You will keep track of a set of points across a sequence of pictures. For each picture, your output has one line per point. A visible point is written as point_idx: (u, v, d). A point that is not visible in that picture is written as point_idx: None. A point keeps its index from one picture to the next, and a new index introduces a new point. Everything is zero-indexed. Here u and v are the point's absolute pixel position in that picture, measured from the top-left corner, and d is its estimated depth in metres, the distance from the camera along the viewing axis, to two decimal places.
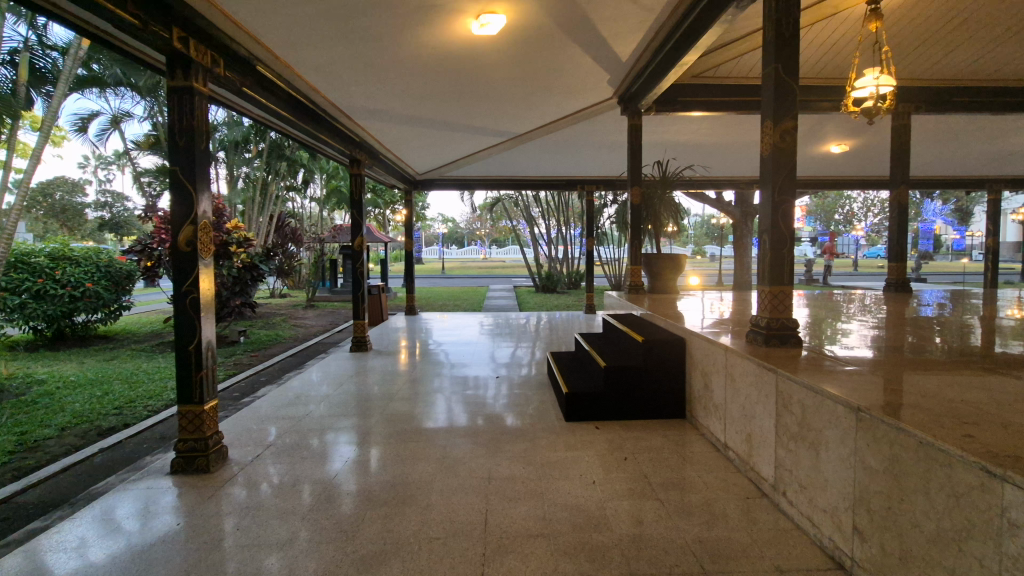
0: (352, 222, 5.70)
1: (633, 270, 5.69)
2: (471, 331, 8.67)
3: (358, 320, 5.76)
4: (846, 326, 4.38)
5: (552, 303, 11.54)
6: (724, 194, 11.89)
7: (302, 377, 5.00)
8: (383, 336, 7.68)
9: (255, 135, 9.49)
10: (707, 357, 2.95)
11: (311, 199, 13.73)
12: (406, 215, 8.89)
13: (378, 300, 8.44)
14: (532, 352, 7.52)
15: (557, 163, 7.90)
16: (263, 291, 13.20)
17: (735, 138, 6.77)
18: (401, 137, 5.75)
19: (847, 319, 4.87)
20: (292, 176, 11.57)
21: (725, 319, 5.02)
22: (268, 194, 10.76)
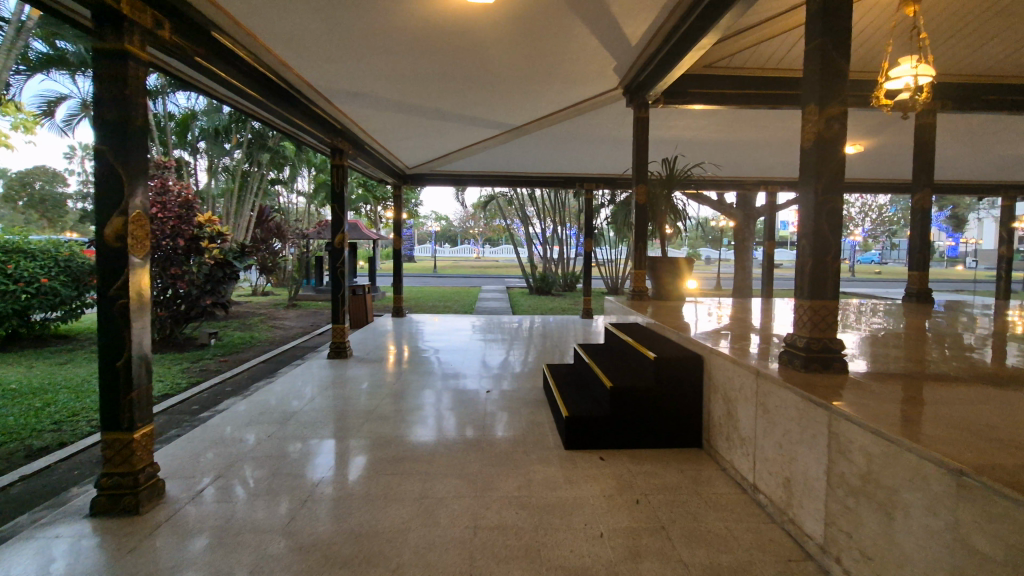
0: (333, 218, 5.23)
1: (637, 274, 5.28)
2: (463, 336, 8.18)
3: (337, 324, 5.29)
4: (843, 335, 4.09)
5: (547, 306, 11.12)
6: (726, 195, 11.53)
7: (271, 387, 4.53)
8: (368, 340, 7.18)
9: (238, 124, 9.00)
10: (733, 380, 2.54)
11: (299, 193, 13.23)
12: (396, 211, 8.43)
13: (363, 301, 7.94)
14: (525, 358, 7.06)
15: (555, 158, 7.47)
16: (246, 288, 12.68)
17: (745, 135, 6.38)
18: (388, 126, 5.30)
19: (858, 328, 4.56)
20: (278, 169, 11.06)
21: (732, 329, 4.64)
22: (251, 187, 10.26)
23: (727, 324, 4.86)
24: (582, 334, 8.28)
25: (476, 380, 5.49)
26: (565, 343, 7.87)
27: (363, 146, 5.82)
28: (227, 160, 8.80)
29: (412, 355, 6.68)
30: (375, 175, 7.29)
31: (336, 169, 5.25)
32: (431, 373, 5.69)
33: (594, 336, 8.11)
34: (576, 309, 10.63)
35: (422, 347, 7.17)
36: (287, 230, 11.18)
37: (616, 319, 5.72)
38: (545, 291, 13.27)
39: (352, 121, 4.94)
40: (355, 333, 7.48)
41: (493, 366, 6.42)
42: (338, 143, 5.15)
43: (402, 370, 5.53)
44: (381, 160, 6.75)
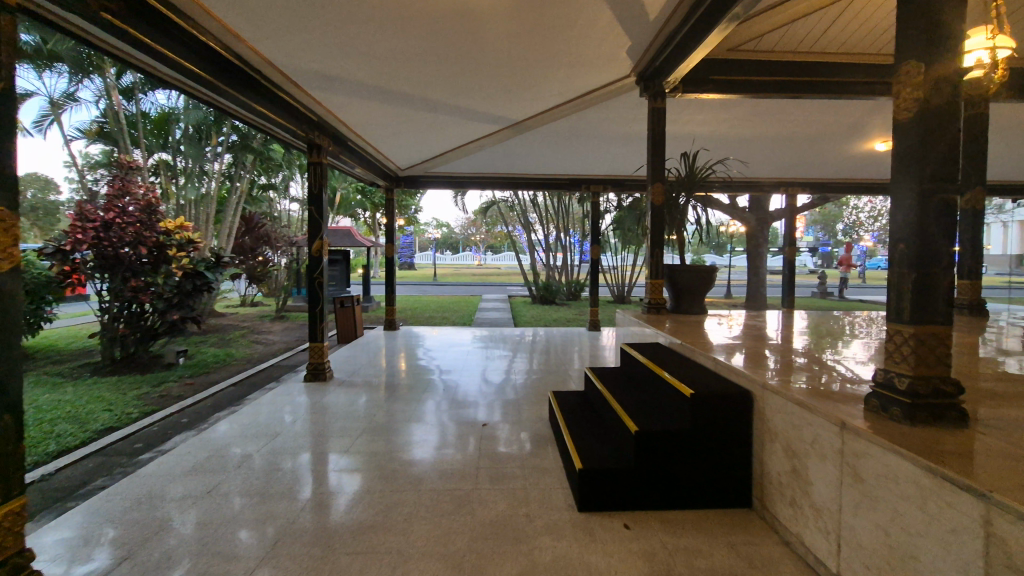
0: (310, 222, 4.66)
1: (653, 284, 4.72)
2: (463, 350, 7.50)
3: (314, 342, 4.70)
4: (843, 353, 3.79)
5: (550, 316, 10.49)
6: (737, 199, 10.91)
7: (235, 416, 3.93)
8: (355, 356, 6.52)
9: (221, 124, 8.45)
10: (796, 427, 1.94)
11: (292, 200, 12.68)
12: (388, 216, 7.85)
13: (350, 313, 7.24)
14: (529, 373, 6.44)
15: (559, 157, 6.90)
16: (236, 299, 12.11)
17: (769, 128, 5.79)
18: (372, 119, 4.73)
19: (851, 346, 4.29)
20: (267, 174, 10.53)
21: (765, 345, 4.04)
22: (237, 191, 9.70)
23: (757, 338, 4.26)
24: (594, 349, 7.55)
25: (474, 401, 4.86)
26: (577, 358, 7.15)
27: (346, 143, 5.28)
28: (211, 163, 8.29)
29: (403, 371, 6.01)
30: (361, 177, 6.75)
31: (313, 168, 4.69)
32: (423, 393, 5.02)
33: (606, 351, 7.39)
34: (582, 321, 10.00)
35: (416, 363, 6.50)
36: (277, 238, 10.63)
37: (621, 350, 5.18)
38: (549, 301, 12.63)
39: (329, 112, 4.40)
40: (341, 348, 6.83)
41: (496, 384, 5.72)
42: (315, 138, 4.61)
43: (389, 390, 4.87)
44: (367, 160, 6.22)
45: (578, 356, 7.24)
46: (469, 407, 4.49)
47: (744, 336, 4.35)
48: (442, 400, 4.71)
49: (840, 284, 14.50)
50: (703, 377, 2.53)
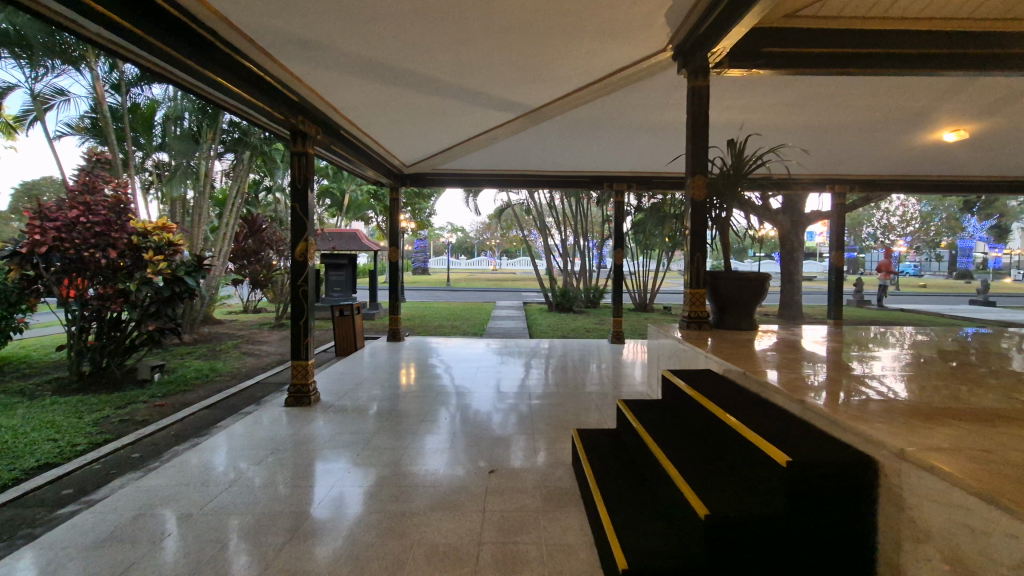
0: (293, 221, 4.04)
1: (694, 294, 4.02)
2: (476, 363, 6.81)
3: (298, 359, 4.07)
4: (904, 369, 3.23)
5: (567, 325, 9.78)
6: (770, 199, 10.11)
7: (202, 449, 3.32)
8: (354, 372, 5.86)
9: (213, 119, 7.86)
10: (972, 534, 1.23)
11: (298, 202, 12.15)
12: (392, 217, 7.23)
13: (350, 323, 6.62)
14: (548, 387, 5.77)
15: (579, 151, 6.22)
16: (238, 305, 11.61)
17: (822, 114, 5.05)
18: (368, 104, 4.12)
19: (908, 361, 3.71)
20: (270, 174, 10.00)
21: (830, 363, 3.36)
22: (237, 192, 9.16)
23: (823, 358, 3.50)
24: (623, 363, 6.77)
25: (487, 425, 4.20)
26: (606, 371, 6.38)
27: (340, 133, 4.69)
28: (208, 163, 7.79)
29: (408, 389, 5.33)
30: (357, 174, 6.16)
31: (296, 157, 4.07)
32: (429, 416, 4.34)
33: (638, 367, 6.60)
34: (602, 330, 9.27)
35: (422, 379, 5.81)
36: (279, 241, 10.10)
37: (654, 388, 4.41)
38: (566, 308, 11.88)
39: (315, 95, 3.80)
40: (340, 363, 6.17)
41: (515, 403, 5.01)
42: (300, 124, 4.01)
43: (389, 416, 4.19)
44: (366, 154, 5.64)
45: (604, 370, 6.48)
46: (482, 435, 3.84)
47: (805, 355, 3.61)
48: (451, 425, 4.07)
49: (879, 291, 13.52)
50: (795, 436, 1.82)
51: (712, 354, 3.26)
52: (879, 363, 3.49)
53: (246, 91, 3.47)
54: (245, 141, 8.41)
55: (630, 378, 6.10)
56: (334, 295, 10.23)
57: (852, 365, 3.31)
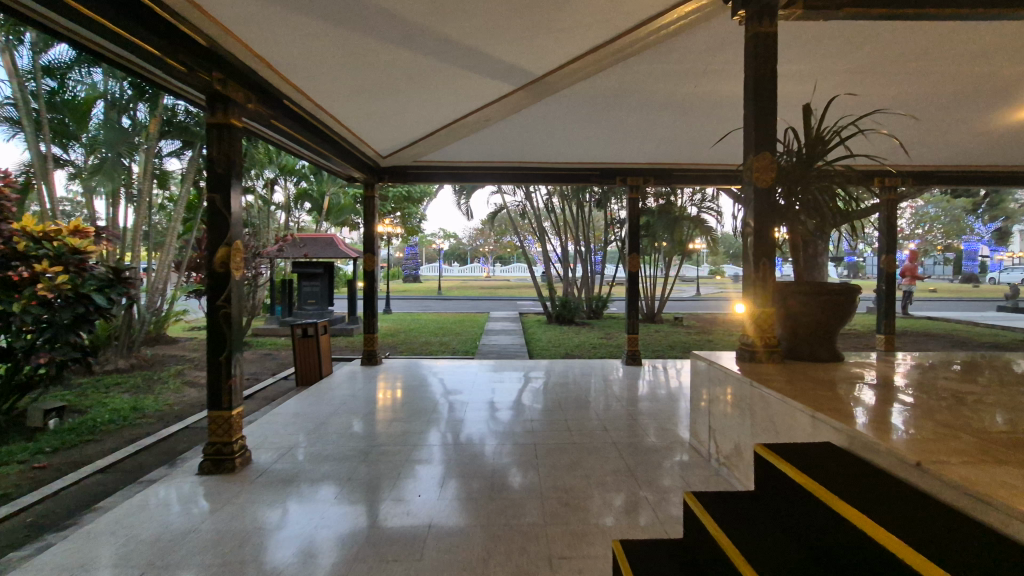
0: (209, 218, 2.92)
1: (757, 313, 2.97)
2: (468, 386, 5.75)
3: (217, 411, 2.92)
4: None
5: (570, 339, 8.70)
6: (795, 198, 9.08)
7: (74, 553, 2.23)
8: (318, 404, 4.75)
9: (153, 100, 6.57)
10: None
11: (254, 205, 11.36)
12: (367, 217, 6.14)
13: (315, 345, 5.48)
14: (565, 410, 4.73)
15: (590, 136, 5.17)
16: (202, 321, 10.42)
17: (897, 85, 4.03)
18: (314, 62, 3.04)
19: None
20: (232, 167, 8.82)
21: (980, 403, 2.30)
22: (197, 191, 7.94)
23: (956, 393, 2.45)
24: (646, 386, 5.63)
25: (493, 477, 3.14)
26: (628, 395, 5.26)
27: (285, 105, 3.59)
28: (148, 169, 6.63)
29: (390, 425, 4.27)
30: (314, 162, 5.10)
31: (216, 132, 2.94)
32: (419, 466, 3.31)
33: (664, 389, 5.50)
34: (611, 345, 8.18)
35: (401, 409, 4.74)
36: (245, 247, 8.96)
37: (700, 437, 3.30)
38: (567, 320, 10.76)
39: (243, 47, 2.70)
40: (300, 395, 5.03)
41: (521, 436, 3.91)
42: (222, 86, 2.90)
43: (353, 475, 3.11)
44: (327, 139, 4.56)
45: (623, 392, 5.36)
46: (489, 501, 2.79)
47: (922, 390, 2.57)
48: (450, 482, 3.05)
49: (905, 299, 12.49)
50: None
51: (803, 400, 2.19)
52: (975, 392, 2.56)
53: (137, 37, 2.38)
54: (191, 138, 7.28)
55: (658, 403, 4.99)
56: (308, 309, 9.15)
57: (1012, 405, 2.26)
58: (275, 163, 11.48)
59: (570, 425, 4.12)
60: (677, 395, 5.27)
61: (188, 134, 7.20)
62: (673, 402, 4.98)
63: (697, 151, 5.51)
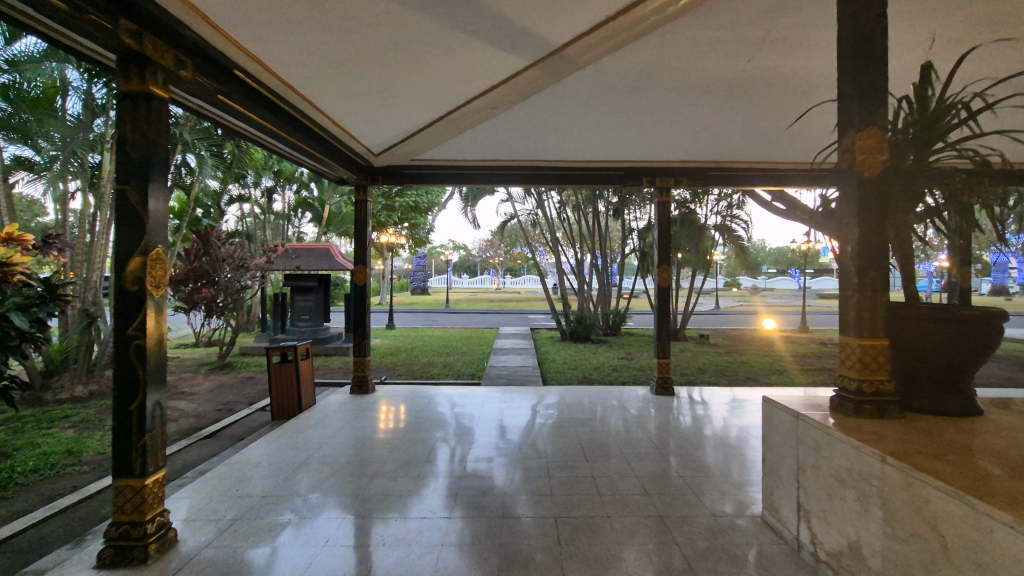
0: (118, 216, 2.17)
1: (864, 346, 2.14)
2: (470, 414, 4.95)
3: (123, 479, 2.14)
4: None
5: (587, 361, 7.84)
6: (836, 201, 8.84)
7: None
8: (294, 443, 3.97)
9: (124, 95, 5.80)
10: None
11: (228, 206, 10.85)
12: (359, 223, 5.38)
13: (293, 373, 4.68)
14: (590, 446, 3.90)
15: (615, 127, 4.40)
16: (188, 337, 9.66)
17: (1008, 60, 3.21)
18: (264, 15, 2.29)
19: None
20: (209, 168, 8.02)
21: None
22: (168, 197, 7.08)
23: None
24: (682, 421, 4.74)
25: (505, 557, 2.30)
26: (660, 432, 4.40)
27: (237, 76, 2.85)
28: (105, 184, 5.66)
29: (379, 468, 3.47)
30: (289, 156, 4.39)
31: (131, 102, 2.19)
32: (412, 536, 2.51)
33: (702, 424, 4.65)
34: (633, 368, 7.31)
35: (391, 445, 3.96)
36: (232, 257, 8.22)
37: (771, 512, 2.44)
38: (583, 338, 9.90)
39: None
40: (275, 431, 4.24)
41: (537, 483, 3.10)
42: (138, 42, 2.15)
43: (323, 553, 2.34)
44: (303, 126, 3.85)
45: (657, 429, 4.49)
46: None
47: None
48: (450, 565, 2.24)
49: None
50: None
51: (998, 501, 1.34)
52: None
53: None
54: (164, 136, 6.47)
55: (702, 441, 4.13)
56: (302, 325, 8.44)
57: None
58: (271, 168, 10.87)
59: (600, 472, 3.28)
60: (721, 432, 4.39)
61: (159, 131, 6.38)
62: (719, 441, 4.11)
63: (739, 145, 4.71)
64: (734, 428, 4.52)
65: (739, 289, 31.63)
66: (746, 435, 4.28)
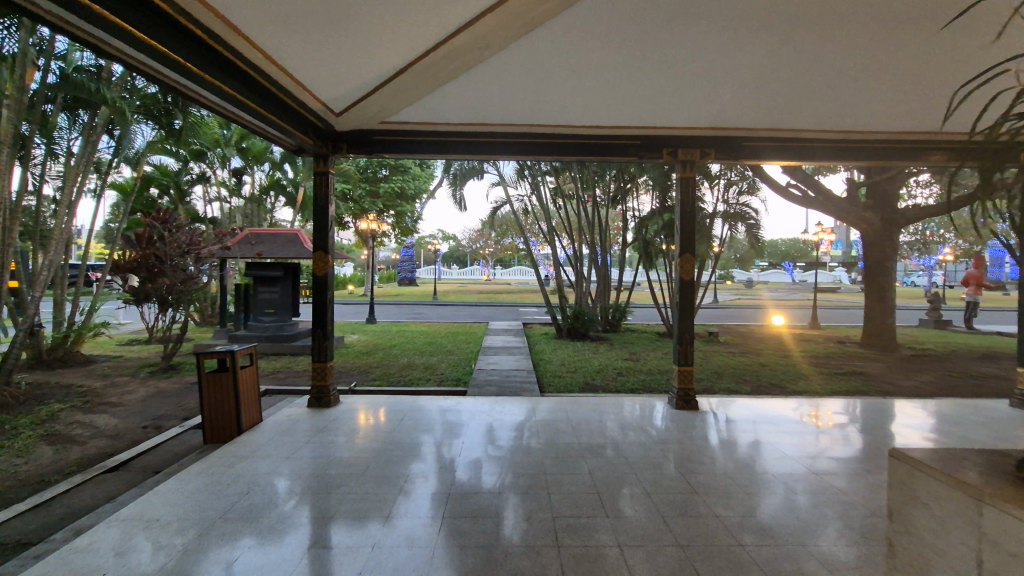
0: None
1: None
2: (451, 430, 4.02)
3: None
4: None
5: (588, 362, 6.96)
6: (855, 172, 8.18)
7: None
8: (225, 476, 3.05)
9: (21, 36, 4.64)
10: None
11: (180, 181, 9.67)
12: (317, 201, 4.41)
13: (230, 387, 3.71)
14: (610, 482, 3.01)
15: (638, 72, 3.50)
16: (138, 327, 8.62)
17: None
18: None
19: None
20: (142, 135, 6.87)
21: None
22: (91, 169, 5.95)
23: None
24: (712, 442, 3.83)
25: None
26: (690, 458, 3.48)
27: None
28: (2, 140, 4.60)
29: (332, 520, 2.57)
30: (195, 94, 3.41)
31: None
32: None
33: (738, 445, 3.79)
34: (640, 371, 6.44)
35: (346, 481, 3.02)
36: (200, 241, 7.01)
37: None
38: (581, 335, 9.03)
39: None
40: (202, 459, 3.26)
41: (546, 557, 2.21)
42: None
43: None
44: (206, 51, 2.93)
45: (684, 453, 3.57)
46: None
47: None
48: None
49: (966, 309, 10.76)
50: None
51: None
52: None
53: None
54: (85, 96, 5.35)
55: (746, 471, 3.27)
56: (265, 321, 7.49)
57: None
58: (233, 144, 9.79)
59: (629, 531, 2.41)
60: (766, 458, 3.55)
61: (78, 90, 5.26)
62: (768, 472, 3.26)
63: (785, 96, 3.83)
64: (779, 452, 3.67)
65: (734, 282, 31.04)
66: (797, 463, 3.43)
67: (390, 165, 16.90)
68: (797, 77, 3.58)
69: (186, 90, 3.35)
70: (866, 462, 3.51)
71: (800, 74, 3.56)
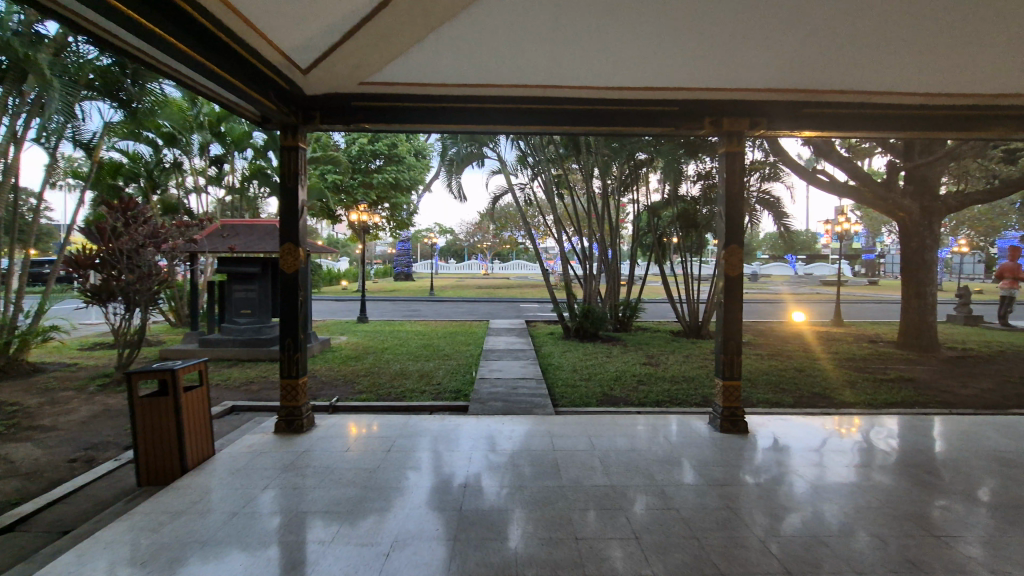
0: None
1: None
2: (449, 460, 3.20)
3: None
4: None
5: (602, 366, 6.22)
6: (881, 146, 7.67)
7: None
8: (152, 537, 2.30)
9: None
10: None
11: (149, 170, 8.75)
12: (285, 181, 3.63)
13: (166, 414, 2.92)
14: (664, 542, 2.27)
15: (686, 11, 2.73)
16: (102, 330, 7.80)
17: None
18: None
19: None
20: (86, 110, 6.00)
21: None
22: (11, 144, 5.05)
23: None
24: (780, 475, 3.02)
25: None
26: (760, 500, 2.70)
27: None
28: None
29: None
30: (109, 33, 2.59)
31: None
32: None
33: (811, 476, 3.03)
34: (663, 379, 5.69)
35: (314, 547, 2.24)
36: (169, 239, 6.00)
37: None
38: (591, 335, 8.28)
39: None
40: (123, 516, 2.47)
41: None
42: None
43: None
44: None
45: (752, 494, 2.76)
46: None
47: None
48: None
49: (1002, 305, 10.00)
50: None
51: None
52: None
53: None
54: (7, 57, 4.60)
55: (834, 519, 2.52)
56: (240, 322, 6.74)
57: None
58: (208, 128, 8.96)
59: None
60: (847, 494, 2.80)
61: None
62: (860, 520, 2.52)
63: (864, 47, 3.08)
64: (859, 485, 2.93)
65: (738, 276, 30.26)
66: (892, 506, 2.68)
67: (384, 155, 16.11)
68: (886, 18, 2.82)
69: (97, 28, 2.56)
70: (979, 502, 2.73)
71: (890, 14, 2.79)
